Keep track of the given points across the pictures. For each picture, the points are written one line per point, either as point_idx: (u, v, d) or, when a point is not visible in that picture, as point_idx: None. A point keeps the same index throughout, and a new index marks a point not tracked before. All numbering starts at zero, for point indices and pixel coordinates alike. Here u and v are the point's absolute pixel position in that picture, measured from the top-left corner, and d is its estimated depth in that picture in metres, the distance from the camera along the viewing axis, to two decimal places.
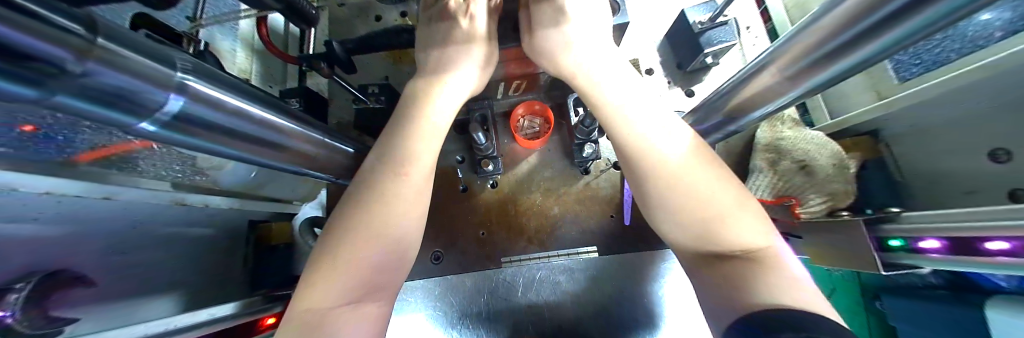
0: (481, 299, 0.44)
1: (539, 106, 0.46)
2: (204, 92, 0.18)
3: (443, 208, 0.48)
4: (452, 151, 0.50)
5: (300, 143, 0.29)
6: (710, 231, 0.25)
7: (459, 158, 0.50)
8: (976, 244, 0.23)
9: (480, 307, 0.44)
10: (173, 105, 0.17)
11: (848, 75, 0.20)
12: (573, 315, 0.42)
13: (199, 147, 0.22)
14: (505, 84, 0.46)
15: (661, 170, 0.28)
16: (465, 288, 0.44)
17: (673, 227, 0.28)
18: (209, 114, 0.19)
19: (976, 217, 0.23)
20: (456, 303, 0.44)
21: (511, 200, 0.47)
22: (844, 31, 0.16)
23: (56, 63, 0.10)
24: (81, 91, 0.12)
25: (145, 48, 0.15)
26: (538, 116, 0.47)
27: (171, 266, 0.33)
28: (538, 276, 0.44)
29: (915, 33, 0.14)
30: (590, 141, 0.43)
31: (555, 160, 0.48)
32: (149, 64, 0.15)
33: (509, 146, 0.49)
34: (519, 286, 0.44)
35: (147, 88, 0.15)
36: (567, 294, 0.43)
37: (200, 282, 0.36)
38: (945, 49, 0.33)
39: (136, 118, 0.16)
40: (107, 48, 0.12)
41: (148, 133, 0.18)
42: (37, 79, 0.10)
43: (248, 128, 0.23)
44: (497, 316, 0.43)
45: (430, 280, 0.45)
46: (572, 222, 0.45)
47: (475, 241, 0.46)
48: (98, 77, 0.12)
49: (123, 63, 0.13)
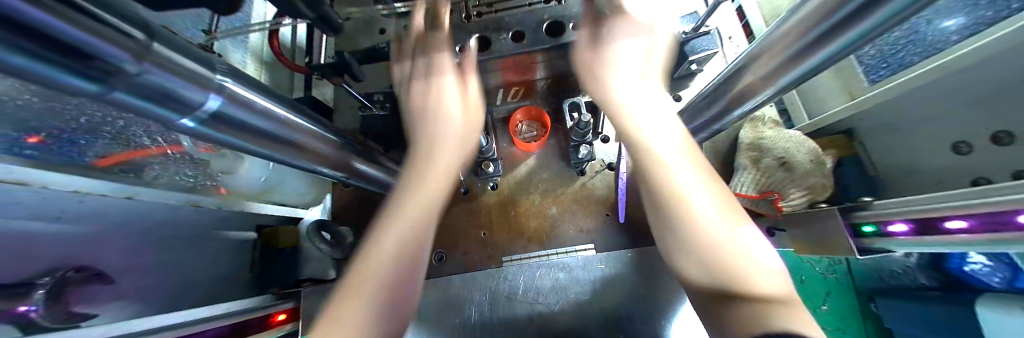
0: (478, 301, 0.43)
1: (536, 111, 0.49)
2: (237, 92, 0.20)
3: (444, 211, 0.50)
4: None
5: (318, 143, 0.30)
6: (723, 266, 0.22)
7: None
8: (937, 223, 0.25)
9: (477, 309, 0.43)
10: (212, 105, 0.19)
11: (814, 74, 0.23)
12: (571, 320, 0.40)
13: (228, 144, 0.24)
14: (504, 90, 0.48)
15: (660, 177, 0.26)
16: (452, 288, 0.43)
17: (682, 258, 0.24)
18: (239, 113, 0.21)
19: (940, 200, 0.25)
20: None
21: (510, 201, 0.49)
22: (802, 36, 0.19)
23: (118, 63, 0.12)
24: (134, 88, 0.14)
25: (191, 52, 0.17)
26: (535, 121, 0.49)
27: (179, 266, 0.34)
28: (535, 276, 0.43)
29: (865, 31, 0.16)
30: (584, 143, 0.45)
31: (551, 163, 0.50)
32: (193, 66, 0.17)
33: (508, 149, 0.52)
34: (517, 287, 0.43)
35: (190, 87, 0.17)
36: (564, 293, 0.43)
37: (206, 284, 0.37)
38: (909, 52, 0.36)
39: (179, 114, 0.18)
40: (159, 52, 0.14)
41: (188, 129, 0.20)
42: (97, 77, 0.12)
43: (272, 128, 0.24)
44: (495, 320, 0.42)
45: (428, 281, 0.44)
46: (569, 221, 0.47)
47: (477, 241, 0.47)
48: (149, 76, 0.14)
49: (171, 65, 0.15)
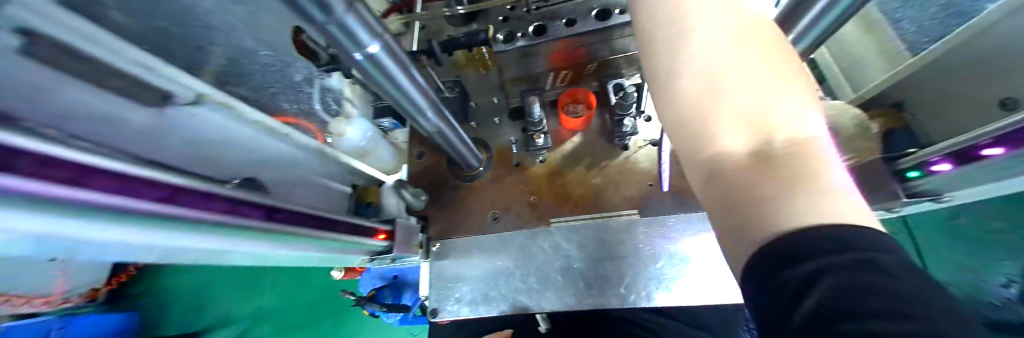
0: (515, 255, 0.50)
1: (582, 94, 0.55)
2: (386, 47, 0.29)
3: (497, 179, 0.57)
4: (507, 134, 0.60)
5: (421, 95, 0.38)
6: None
7: (513, 139, 0.59)
8: (971, 152, 0.27)
9: (514, 262, 0.49)
10: (372, 47, 0.27)
11: (851, 13, 0.27)
12: (605, 273, 0.46)
13: (376, 83, 0.33)
14: (553, 75, 0.55)
15: (690, 70, 0.17)
16: (496, 242, 0.51)
17: None
18: (384, 56, 0.29)
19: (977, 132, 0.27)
20: (495, 259, 0.50)
21: (558, 172, 0.55)
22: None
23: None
24: (336, 18, 0.22)
25: (367, 8, 0.25)
26: (581, 102, 0.54)
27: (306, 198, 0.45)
28: (566, 237, 0.48)
29: None
30: (627, 116, 0.50)
31: (596, 139, 0.55)
32: (368, 16, 0.25)
33: (556, 127, 0.58)
34: (551, 245, 0.49)
35: (362, 29, 0.25)
36: (595, 254, 0.47)
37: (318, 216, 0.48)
38: (948, 24, 0.38)
39: (356, 47, 0.26)
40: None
41: (356, 63, 0.29)
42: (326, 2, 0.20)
43: (398, 74, 0.33)
44: (532, 271, 0.48)
45: (479, 235, 0.53)
46: (613, 191, 0.51)
47: (527, 205, 0.53)
48: (339, 11, 0.22)
49: (356, 13, 0.24)
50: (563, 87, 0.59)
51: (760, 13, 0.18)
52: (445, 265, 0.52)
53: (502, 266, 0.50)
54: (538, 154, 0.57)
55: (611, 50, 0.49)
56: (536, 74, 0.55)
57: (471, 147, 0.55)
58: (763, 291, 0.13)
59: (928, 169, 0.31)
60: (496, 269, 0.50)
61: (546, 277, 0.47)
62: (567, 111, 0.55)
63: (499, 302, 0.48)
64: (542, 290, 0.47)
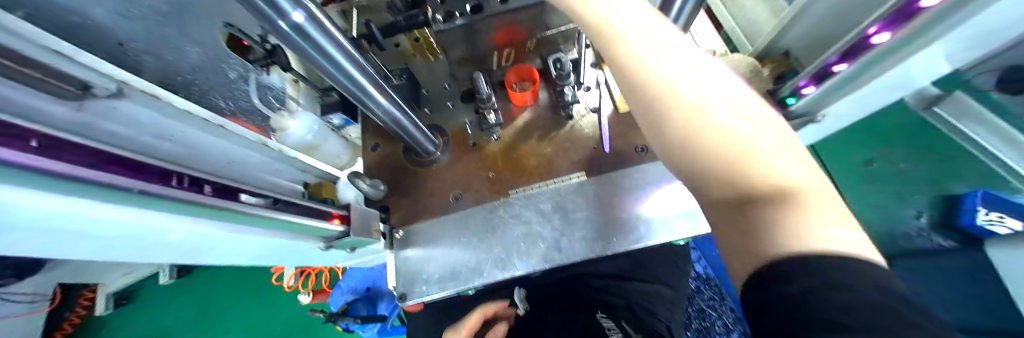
0: (478, 229, 0.51)
1: (525, 71, 0.58)
2: (311, 19, 0.26)
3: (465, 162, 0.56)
4: (461, 117, 0.62)
5: (362, 72, 0.37)
6: (725, 160, 0.19)
7: (467, 120, 0.61)
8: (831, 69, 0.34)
9: (479, 236, 0.50)
10: (297, 16, 0.24)
11: None
12: (562, 233, 0.48)
13: (303, 54, 0.30)
14: (497, 54, 0.58)
15: (665, 97, 0.22)
16: (449, 221, 0.52)
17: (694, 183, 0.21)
18: (310, 27, 0.26)
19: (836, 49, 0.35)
20: (460, 236, 0.51)
21: (513, 147, 0.57)
22: None
23: None
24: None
25: None
26: (526, 79, 0.58)
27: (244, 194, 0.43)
28: (524, 205, 0.50)
29: None
30: (567, 86, 0.54)
31: (544, 112, 0.59)
32: None
33: (507, 106, 0.61)
34: (511, 215, 0.50)
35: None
36: (551, 217, 0.49)
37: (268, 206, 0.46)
38: None
39: (281, 15, 0.24)
40: None
41: (280, 32, 0.26)
42: None
43: (330, 47, 0.30)
44: (496, 242, 0.49)
45: (444, 216, 0.53)
46: (563, 158, 0.55)
47: (485, 180, 0.56)
48: None
49: None
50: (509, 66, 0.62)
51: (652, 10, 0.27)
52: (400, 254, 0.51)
53: (458, 240, 0.50)
54: (492, 133, 0.59)
55: (545, 24, 0.53)
56: (480, 55, 0.58)
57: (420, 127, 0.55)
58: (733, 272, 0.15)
59: (800, 93, 0.40)
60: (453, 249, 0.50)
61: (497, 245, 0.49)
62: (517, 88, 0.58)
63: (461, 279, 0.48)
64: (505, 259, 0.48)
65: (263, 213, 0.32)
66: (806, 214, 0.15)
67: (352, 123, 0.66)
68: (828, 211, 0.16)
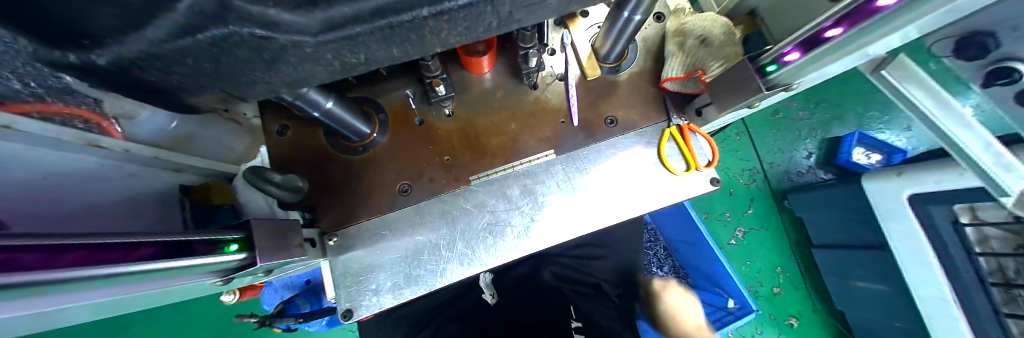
0: (506, 187, 0.51)
1: (684, 90, 0.52)
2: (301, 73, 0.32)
3: (551, 158, 0.53)
4: (606, 112, 0.55)
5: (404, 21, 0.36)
6: None
7: (611, 120, 0.54)
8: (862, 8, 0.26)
9: (501, 196, 0.51)
10: None
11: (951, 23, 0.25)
12: (579, 230, 0.51)
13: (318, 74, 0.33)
14: (678, 83, 0.52)
15: None
16: (493, 191, 0.51)
17: None
18: None
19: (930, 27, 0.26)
20: (480, 185, 0.51)
21: (598, 137, 0.54)
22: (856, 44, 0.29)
23: None
24: None
25: None
26: (673, 97, 0.54)
27: (349, 102, 0.46)
28: (556, 192, 0.51)
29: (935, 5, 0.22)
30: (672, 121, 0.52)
31: (672, 147, 0.52)
32: None
33: (633, 120, 0.54)
34: (542, 198, 0.51)
35: None
36: (572, 210, 0.51)
37: (363, 114, 0.49)
38: None
39: None
40: None
41: None
42: None
43: None
44: (517, 203, 0.51)
45: (488, 175, 0.52)
46: (656, 176, 0.52)
47: (539, 139, 0.54)
48: None
49: None
50: (673, 89, 0.53)
51: None
52: (429, 225, 0.49)
53: (504, 214, 0.51)
54: (609, 119, 0.54)
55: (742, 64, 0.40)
56: (645, 78, 0.55)
57: (575, 114, 0.55)
58: None
59: (781, 60, 0.36)
60: (495, 221, 0.50)
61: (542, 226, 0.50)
62: (681, 143, 0.51)
63: (497, 250, 0.50)
64: (519, 223, 0.50)
65: (330, 120, 0.44)
66: None
67: (465, 68, 0.55)
68: None
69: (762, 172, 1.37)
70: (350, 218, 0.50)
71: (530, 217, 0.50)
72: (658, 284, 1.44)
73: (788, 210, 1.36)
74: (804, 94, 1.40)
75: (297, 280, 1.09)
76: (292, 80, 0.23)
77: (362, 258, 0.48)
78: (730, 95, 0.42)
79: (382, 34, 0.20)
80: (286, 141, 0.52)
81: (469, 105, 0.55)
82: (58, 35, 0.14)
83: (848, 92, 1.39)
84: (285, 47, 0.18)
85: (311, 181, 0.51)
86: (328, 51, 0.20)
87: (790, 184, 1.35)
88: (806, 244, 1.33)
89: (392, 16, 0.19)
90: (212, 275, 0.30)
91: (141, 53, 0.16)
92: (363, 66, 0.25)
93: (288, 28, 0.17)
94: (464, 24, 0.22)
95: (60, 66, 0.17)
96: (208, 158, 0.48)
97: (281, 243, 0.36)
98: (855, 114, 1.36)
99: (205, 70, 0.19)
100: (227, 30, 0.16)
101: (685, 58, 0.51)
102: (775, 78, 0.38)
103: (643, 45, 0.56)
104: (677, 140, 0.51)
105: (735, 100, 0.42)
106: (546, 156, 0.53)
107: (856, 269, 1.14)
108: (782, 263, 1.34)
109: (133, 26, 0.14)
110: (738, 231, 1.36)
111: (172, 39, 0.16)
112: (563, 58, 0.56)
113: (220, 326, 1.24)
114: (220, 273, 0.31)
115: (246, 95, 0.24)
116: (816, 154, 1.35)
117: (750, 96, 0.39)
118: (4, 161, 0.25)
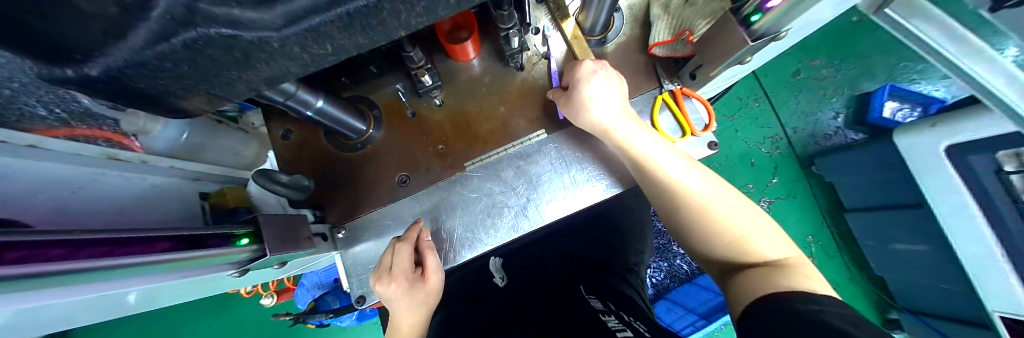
0: (504, 168, 0.52)
1: (673, 56, 0.51)
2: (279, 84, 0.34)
3: (546, 138, 0.52)
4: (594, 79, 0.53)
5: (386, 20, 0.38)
6: (746, 248, 0.42)
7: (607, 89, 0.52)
8: None
9: (499, 179, 0.52)
10: None
11: None
12: (579, 202, 0.51)
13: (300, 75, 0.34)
14: (668, 47, 0.50)
15: (729, 231, 0.43)
16: (490, 176, 0.52)
17: (699, 236, 0.46)
18: None
19: None
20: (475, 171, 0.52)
21: None
22: None
23: None
24: None
25: None
26: (663, 64, 0.52)
27: (340, 103, 0.47)
28: (551, 165, 0.52)
29: None
30: (663, 88, 0.51)
31: (665, 114, 0.52)
32: None
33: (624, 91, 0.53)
34: (539, 176, 0.51)
35: None
36: (570, 182, 0.51)
37: (359, 113, 0.51)
38: None
39: None
40: None
41: None
42: None
43: None
44: (515, 180, 0.52)
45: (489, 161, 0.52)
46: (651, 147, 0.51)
47: (531, 118, 0.54)
48: None
49: None
50: (664, 55, 0.51)
51: (700, 190, 0.46)
52: (432, 212, 0.51)
53: (502, 196, 0.51)
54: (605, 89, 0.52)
55: (731, 18, 0.38)
56: (634, 47, 0.54)
57: None
58: (636, 315, 0.54)
59: (766, 8, 0.34)
60: (494, 204, 0.51)
61: (540, 205, 0.51)
62: (675, 110, 0.51)
63: (497, 232, 0.51)
64: (521, 204, 0.51)
65: (323, 119, 0.45)
66: (807, 277, 0.37)
67: (452, 59, 0.55)
68: (777, 251, 0.41)
69: (786, 138, 1.29)
70: (356, 210, 0.53)
71: (528, 197, 0.51)
72: (679, 261, 1.41)
73: (817, 176, 1.27)
74: (820, 50, 1.30)
75: (328, 278, 1.17)
76: (271, 78, 0.25)
77: (373, 248, 0.51)
78: (720, 53, 0.41)
79: (341, 22, 0.21)
80: (290, 144, 0.55)
81: (458, 94, 0.56)
82: (55, 51, 0.16)
83: (873, 44, 1.28)
84: (255, 44, 0.20)
85: (317, 179, 0.54)
86: (294, 45, 0.21)
87: (813, 148, 1.27)
88: (838, 208, 1.25)
89: (349, 2, 0.19)
90: (229, 266, 0.34)
91: (126, 62, 0.18)
92: (334, 57, 0.26)
93: (252, 26, 0.18)
94: (423, 3, 0.23)
95: (65, 82, 0.19)
96: (221, 164, 0.52)
97: (288, 236, 0.39)
98: (882, 66, 1.26)
99: (187, 73, 0.21)
100: (196, 33, 0.17)
101: (672, 19, 0.50)
102: (760, 28, 0.36)
103: (630, 13, 0.54)
104: (671, 107, 0.51)
105: (722, 56, 0.41)
106: (539, 136, 0.53)
107: (891, 228, 1.07)
108: (812, 232, 1.25)
109: (115, 37, 0.16)
110: (764, 201, 1.27)
111: (149, 46, 0.17)
112: (548, 36, 0.55)
113: (260, 326, 1.35)
114: (236, 264, 0.35)
115: (232, 95, 0.26)
116: (843, 114, 1.26)
117: (737, 51, 0.37)
118: (44, 178, 0.28)
